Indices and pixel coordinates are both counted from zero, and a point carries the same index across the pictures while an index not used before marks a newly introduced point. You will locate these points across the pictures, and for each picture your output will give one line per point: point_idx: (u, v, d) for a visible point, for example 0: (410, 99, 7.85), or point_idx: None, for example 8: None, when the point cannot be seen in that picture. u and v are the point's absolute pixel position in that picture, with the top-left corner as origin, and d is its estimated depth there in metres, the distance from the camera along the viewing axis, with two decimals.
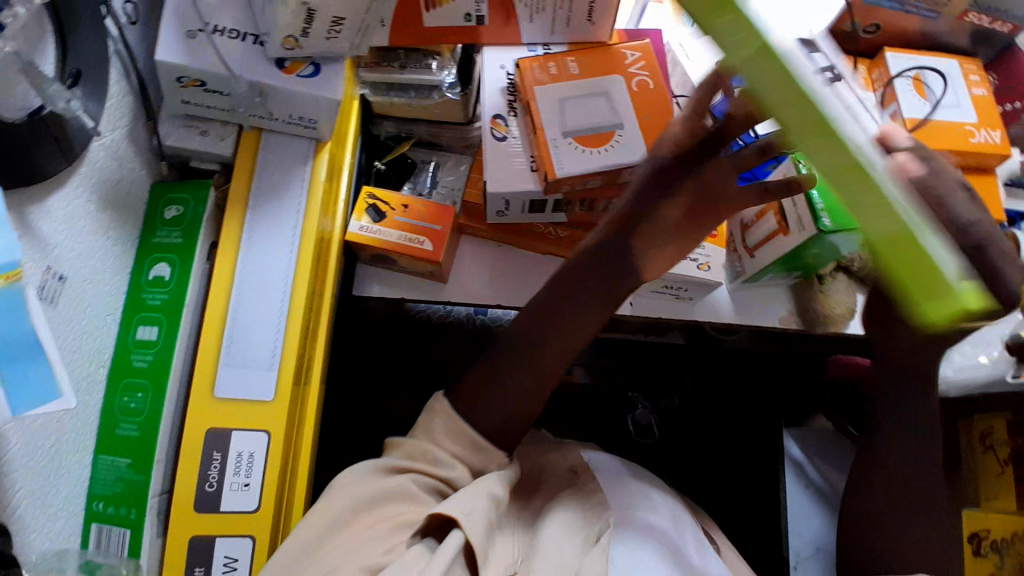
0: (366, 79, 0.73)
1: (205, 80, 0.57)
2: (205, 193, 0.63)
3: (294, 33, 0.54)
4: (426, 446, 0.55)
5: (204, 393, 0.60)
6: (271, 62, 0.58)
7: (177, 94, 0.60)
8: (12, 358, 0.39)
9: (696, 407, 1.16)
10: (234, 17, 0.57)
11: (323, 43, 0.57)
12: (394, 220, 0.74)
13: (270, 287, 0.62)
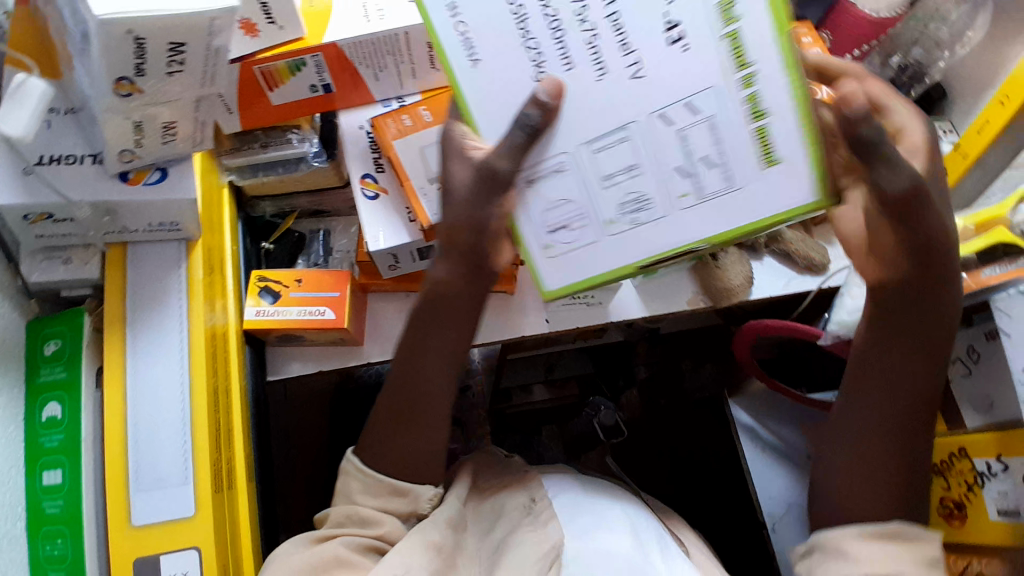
0: (229, 166, 0.73)
1: (50, 211, 0.55)
2: (81, 321, 0.61)
3: (127, 147, 0.53)
4: (355, 507, 0.58)
5: (121, 524, 0.57)
6: (114, 178, 0.57)
7: (29, 231, 0.58)
8: None
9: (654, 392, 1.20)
10: (67, 143, 0.56)
11: (162, 148, 0.55)
12: (289, 298, 0.73)
13: (167, 399, 0.60)
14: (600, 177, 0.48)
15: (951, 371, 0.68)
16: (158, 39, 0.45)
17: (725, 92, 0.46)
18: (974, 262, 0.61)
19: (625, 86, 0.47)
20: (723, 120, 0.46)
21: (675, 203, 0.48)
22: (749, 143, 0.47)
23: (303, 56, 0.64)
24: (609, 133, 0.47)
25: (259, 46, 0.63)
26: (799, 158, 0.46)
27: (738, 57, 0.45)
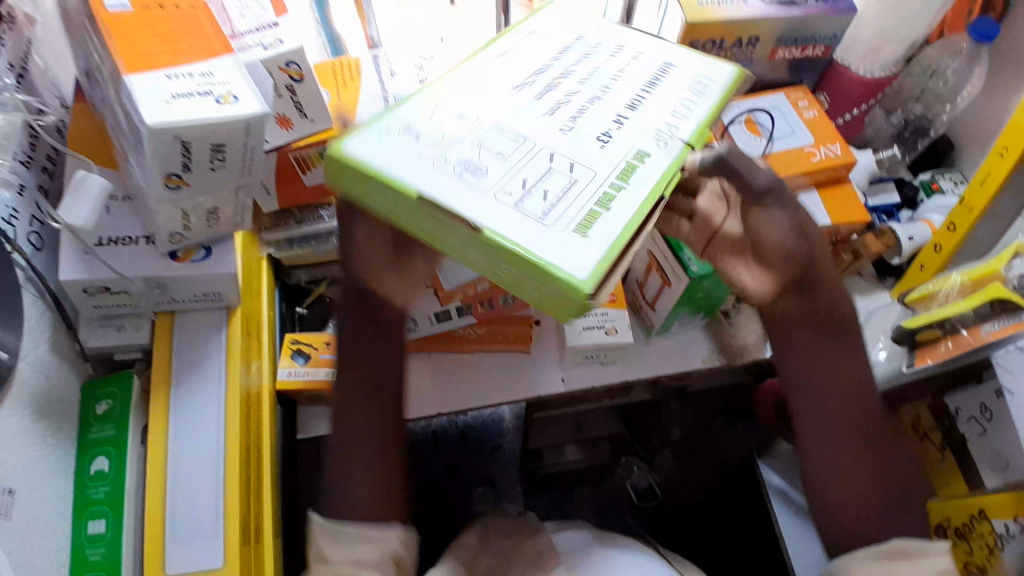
0: (269, 239, 0.81)
1: (108, 285, 0.64)
2: (130, 381, 0.68)
3: (176, 230, 0.62)
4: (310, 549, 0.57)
5: (155, 573, 0.61)
6: (164, 256, 0.65)
7: (87, 302, 0.66)
8: None
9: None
10: (127, 227, 0.65)
11: (204, 230, 0.65)
12: (320, 359, 0.79)
13: (203, 453, 0.66)
14: (484, 150, 0.48)
15: (968, 430, 0.68)
16: (198, 143, 0.53)
17: (592, 177, 0.47)
18: (971, 318, 0.62)
19: (547, 126, 0.50)
20: (562, 191, 0.46)
21: (499, 202, 0.45)
22: (574, 207, 0.45)
23: (331, 143, 0.73)
24: (504, 134, 0.49)
25: (294, 137, 0.72)
26: (588, 246, 0.43)
27: (627, 171, 0.48)
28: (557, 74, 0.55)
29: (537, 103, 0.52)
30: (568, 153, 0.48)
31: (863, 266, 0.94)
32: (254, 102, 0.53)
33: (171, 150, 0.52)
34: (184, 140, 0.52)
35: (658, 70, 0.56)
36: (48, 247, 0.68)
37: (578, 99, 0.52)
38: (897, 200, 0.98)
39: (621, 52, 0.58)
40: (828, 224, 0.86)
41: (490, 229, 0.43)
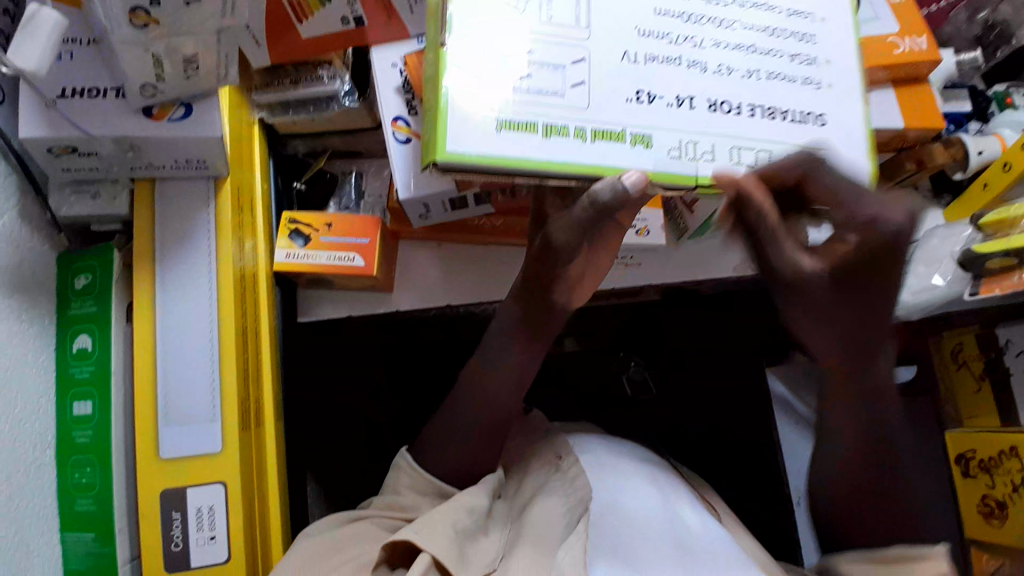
0: (260, 101, 0.70)
1: (75, 144, 0.54)
2: (111, 256, 0.61)
3: (149, 81, 0.52)
4: (394, 497, 0.66)
5: (150, 457, 0.59)
6: (138, 113, 0.55)
7: (54, 164, 0.57)
8: None
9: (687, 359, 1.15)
10: (89, 75, 0.54)
11: (184, 83, 0.54)
12: (319, 242, 0.72)
13: (195, 337, 0.60)
14: (541, 16, 0.50)
15: (1014, 364, 0.64)
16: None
17: (580, 111, 0.49)
18: None
19: (624, 25, 0.50)
20: (537, 91, 0.48)
21: (494, 32, 0.49)
22: (532, 115, 0.48)
23: None
24: (577, 9, 0.50)
25: None
26: (490, 138, 0.48)
27: (610, 138, 0.49)
28: (802, 35, 0.53)
29: (650, 23, 0.51)
30: (591, 71, 0.49)
31: (918, 181, 0.85)
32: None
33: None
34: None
35: (804, 81, 0.52)
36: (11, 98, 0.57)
37: (692, 41, 0.51)
38: (968, 109, 0.86)
39: (850, 82, 0.53)
40: (898, 130, 0.76)
41: (447, 58, 0.49)
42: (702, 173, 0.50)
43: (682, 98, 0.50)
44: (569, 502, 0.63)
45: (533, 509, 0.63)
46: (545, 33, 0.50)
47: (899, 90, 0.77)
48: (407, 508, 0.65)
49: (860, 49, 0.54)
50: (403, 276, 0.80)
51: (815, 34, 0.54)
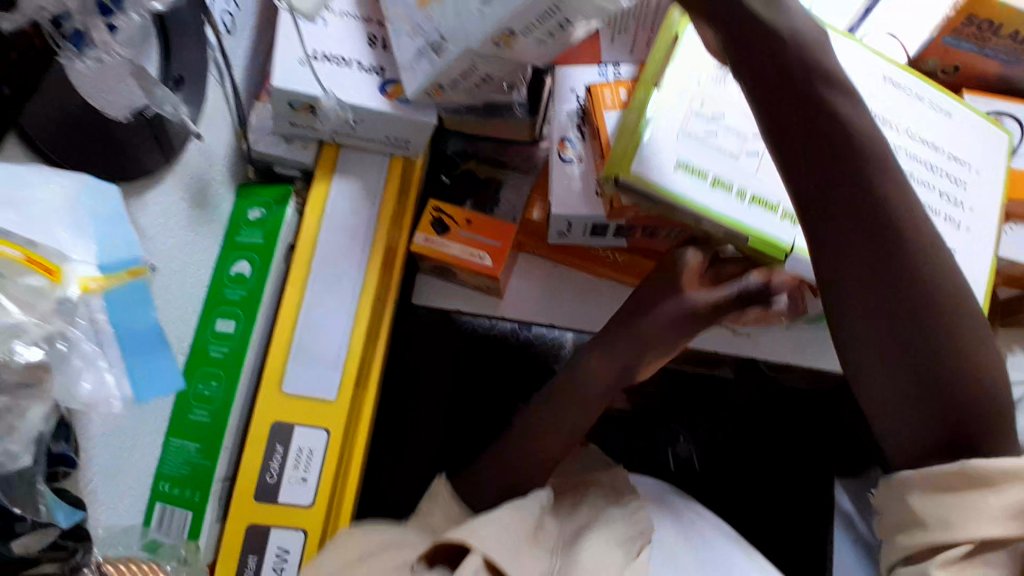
0: None
1: (315, 105, 0.60)
2: (288, 197, 0.66)
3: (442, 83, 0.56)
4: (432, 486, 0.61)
5: (273, 388, 0.63)
6: (375, 88, 0.59)
7: (285, 117, 0.63)
8: (143, 349, 0.41)
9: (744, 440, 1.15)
10: (337, 47, 0.60)
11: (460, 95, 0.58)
12: (457, 234, 0.76)
13: (341, 289, 0.65)
14: (741, 94, 0.60)
15: None
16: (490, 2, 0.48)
17: (748, 175, 0.58)
18: None
19: None
20: (722, 147, 0.58)
21: (708, 86, 0.60)
22: (710, 165, 0.58)
23: None
24: None
25: None
26: (669, 172, 0.57)
27: (764, 205, 0.58)
28: (954, 177, 0.62)
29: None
30: (767, 149, 0.60)
31: None
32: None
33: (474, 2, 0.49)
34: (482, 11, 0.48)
35: (945, 218, 0.61)
36: (242, 36, 0.64)
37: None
38: None
39: (984, 230, 0.62)
40: None
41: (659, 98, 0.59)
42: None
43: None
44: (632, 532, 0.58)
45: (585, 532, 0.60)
46: (745, 108, 0.60)
47: None
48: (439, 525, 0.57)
49: (1001, 208, 0.63)
50: (516, 285, 0.83)
51: (966, 180, 0.63)
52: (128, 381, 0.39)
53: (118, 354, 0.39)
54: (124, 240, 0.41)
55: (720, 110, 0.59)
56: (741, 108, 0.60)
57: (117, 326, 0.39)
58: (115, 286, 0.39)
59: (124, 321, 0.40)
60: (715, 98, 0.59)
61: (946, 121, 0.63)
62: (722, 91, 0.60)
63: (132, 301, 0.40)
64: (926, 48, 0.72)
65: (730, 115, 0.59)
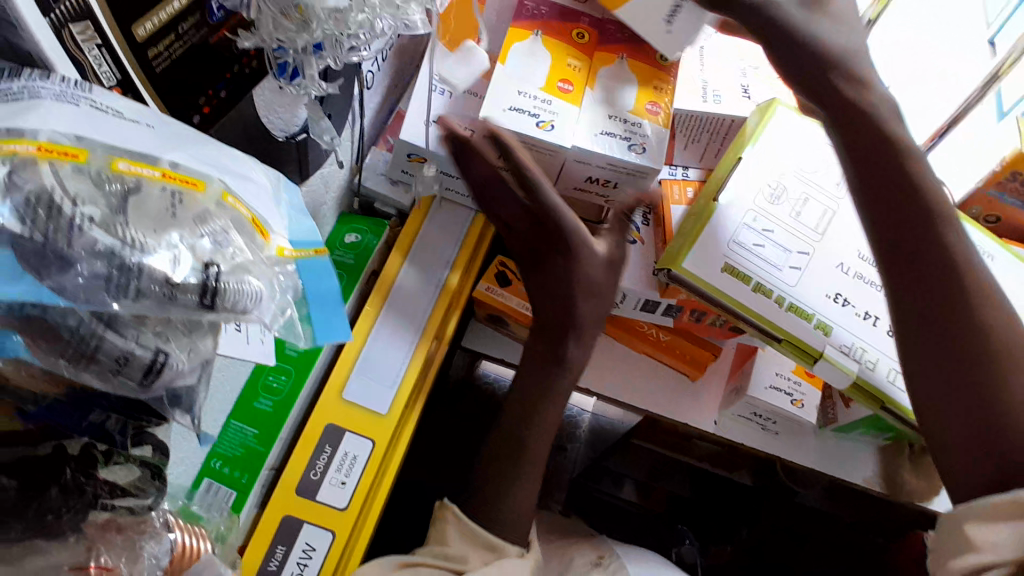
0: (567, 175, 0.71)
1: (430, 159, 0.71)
2: (383, 229, 0.76)
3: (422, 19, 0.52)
4: (443, 546, 0.60)
5: (334, 394, 0.68)
6: None
7: (401, 164, 0.74)
8: (323, 307, 0.37)
9: (745, 554, 1.21)
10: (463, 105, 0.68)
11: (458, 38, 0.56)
12: (519, 291, 0.84)
13: (413, 315, 0.72)
14: (793, 212, 0.69)
15: None
16: (620, 129, 0.68)
17: (789, 286, 0.67)
18: None
19: (850, 246, 0.68)
20: (766, 259, 0.67)
21: (762, 203, 0.69)
22: (755, 272, 0.67)
23: None
24: (821, 221, 0.69)
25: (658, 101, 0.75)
26: (715, 272, 0.66)
27: (800, 313, 0.66)
28: None
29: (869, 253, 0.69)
30: (810, 264, 0.67)
31: None
32: (658, 158, 0.67)
33: (605, 120, 0.68)
34: (608, 130, 0.68)
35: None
36: (376, 89, 0.75)
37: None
38: None
39: None
40: None
41: (717, 208, 0.68)
42: (862, 373, 0.66)
43: (870, 314, 0.67)
44: None
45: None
46: (793, 225, 0.69)
47: None
48: (451, 560, 0.58)
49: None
50: None
51: None
52: (307, 330, 0.35)
53: (305, 304, 0.35)
54: (306, 230, 0.38)
55: (770, 225, 0.68)
56: (789, 225, 0.69)
57: (306, 288, 0.35)
58: (305, 254, 0.36)
59: (311, 284, 0.36)
60: (766, 213, 0.69)
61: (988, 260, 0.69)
62: (774, 209, 0.69)
63: (318, 267, 0.37)
64: (969, 196, 0.76)
65: (778, 232, 0.68)
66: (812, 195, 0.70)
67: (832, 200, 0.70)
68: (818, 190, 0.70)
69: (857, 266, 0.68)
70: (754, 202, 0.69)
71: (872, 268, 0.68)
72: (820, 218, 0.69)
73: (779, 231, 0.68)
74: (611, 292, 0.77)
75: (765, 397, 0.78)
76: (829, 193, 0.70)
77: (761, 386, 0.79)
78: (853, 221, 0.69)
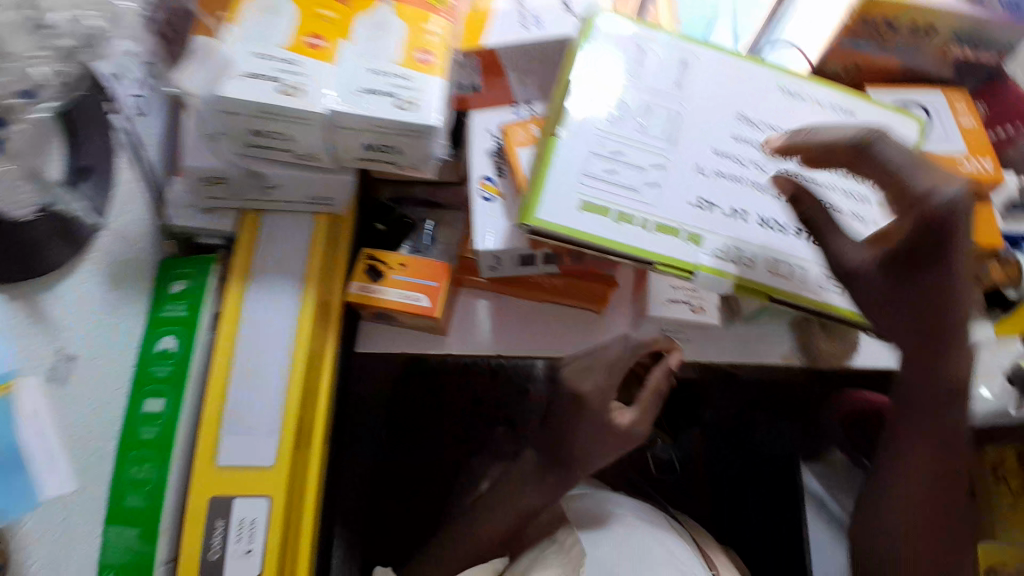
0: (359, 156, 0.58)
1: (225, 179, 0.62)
2: (209, 266, 0.66)
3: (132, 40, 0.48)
4: None
5: (207, 462, 0.61)
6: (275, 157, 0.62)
7: (200, 192, 0.65)
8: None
9: (711, 435, 1.19)
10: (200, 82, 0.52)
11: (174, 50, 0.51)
12: (392, 279, 0.74)
13: (271, 348, 0.64)
14: (637, 126, 0.63)
15: None
16: (386, 87, 0.54)
17: (651, 206, 0.61)
18: None
19: (702, 144, 0.63)
20: (620, 184, 0.61)
21: (604, 125, 0.63)
22: (611, 201, 0.61)
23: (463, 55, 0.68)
24: (667, 126, 0.64)
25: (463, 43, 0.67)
26: (573, 213, 0.60)
27: (668, 231, 0.61)
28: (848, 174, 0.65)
29: (726, 146, 0.64)
30: (668, 178, 0.62)
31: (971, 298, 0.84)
32: (432, 114, 0.54)
33: (367, 77, 0.54)
34: (370, 88, 0.54)
35: (853, 215, 0.66)
36: (152, 116, 0.67)
37: (758, 166, 0.64)
38: None
39: (883, 221, 0.65)
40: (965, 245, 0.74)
41: (558, 145, 0.62)
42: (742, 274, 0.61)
43: (737, 210, 0.63)
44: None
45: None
46: (641, 139, 0.63)
47: None
48: None
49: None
50: (461, 320, 0.83)
51: (861, 177, 0.65)
52: None
53: None
54: None
55: (616, 146, 0.62)
56: (636, 140, 0.63)
57: None
58: None
59: None
60: (610, 134, 0.63)
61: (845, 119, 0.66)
62: (617, 127, 0.63)
63: None
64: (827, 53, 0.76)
65: (626, 151, 0.62)
66: (651, 101, 0.64)
67: (675, 99, 0.65)
68: (657, 94, 0.65)
69: (714, 164, 0.63)
70: (595, 125, 0.63)
71: (729, 163, 0.63)
72: (665, 123, 0.64)
73: (628, 150, 0.62)
74: (483, 257, 0.71)
75: (665, 315, 0.76)
76: (669, 93, 0.65)
77: (660, 301, 0.76)
78: (700, 116, 0.64)
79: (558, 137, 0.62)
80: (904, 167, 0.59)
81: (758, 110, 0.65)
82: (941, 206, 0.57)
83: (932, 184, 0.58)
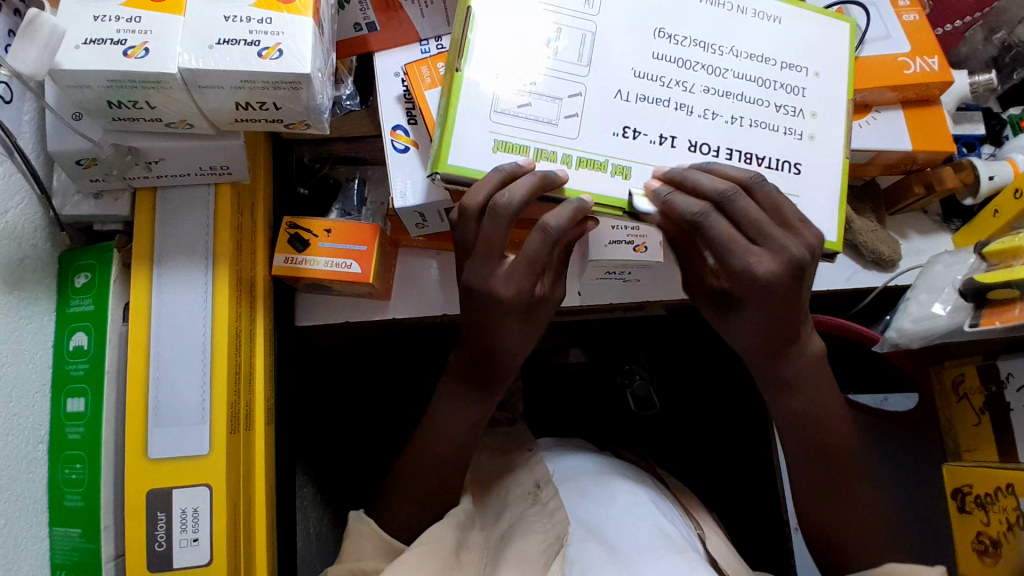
0: (233, 115, 0.55)
1: (101, 159, 0.57)
2: (110, 254, 0.62)
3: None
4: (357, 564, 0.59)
5: (139, 457, 0.60)
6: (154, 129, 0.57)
7: (84, 175, 0.60)
8: None
9: (692, 369, 1.15)
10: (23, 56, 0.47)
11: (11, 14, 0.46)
12: (318, 248, 0.70)
13: (189, 334, 0.61)
14: (547, 50, 0.55)
15: (1015, 400, 0.64)
16: (244, 35, 0.50)
17: (570, 140, 0.54)
18: None
19: (621, 65, 0.56)
20: (534, 119, 0.54)
21: (509, 53, 0.55)
22: (526, 138, 0.54)
23: None
24: (582, 48, 0.55)
25: None
26: (486, 157, 0.54)
27: (593, 166, 0.54)
28: (790, 83, 0.58)
29: (645, 67, 0.56)
30: (586, 106, 0.55)
31: (926, 206, 0.81)
32: (300, 59, 0.49)
33: (221, 25, 0.50)
34: (227, 38, 0.49)
35: (787, 131, 0.57)
36: (22, 98, 0.58)
37: (683, 86, 0.56)
38: (983, 132, 0.80)
39: (832, 133, 0.58)
40: (907, 151, 0.71)
41: (461, 79, 0.54)
42: None
43: (667, 137, 0.55)
44: (550, 540, 0.64)
45: (515, 543, 0.65)
46: (554, 64, 0.55)
47: (905, 111, 0.72)
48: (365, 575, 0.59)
49: (848, 103, 0.59)
50: (402, 284, 0.80)
51: (804, 86, 0.58)
52: None
53: None
54: None
55: (526, 76, 0.55)
56: (548, 67, 0.55)
57: None
58: None
59: None
60: (517, 63, 0.55)
61: (775, 29, 0.59)
62: (524, 54, 0.55)
63: None
64: None
65: (538, 81, 0.54)
66: (560, 18, 0.56)
67: (589, 14, 0.56)
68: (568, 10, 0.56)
69: (638, 86, 0.56)
70: (499, 55, 0.55)
71: (655, 83, 0.56)
72: (580, 43, 0.56)
73: (540, 79, 0.55)
74: (407, 216, 0.67)
75: (606, 256, 0.73)
76: (581, 7, 0.56)
77: (601, 245, 0.73)
78: (617, 31, 0.56)
79: (458, 72, 0.54)
80: (762, 226, 0.53)
81: (682, 20, 0.57)
82: (745, 280, 0.54)
83: (776, 251, 0.54)
